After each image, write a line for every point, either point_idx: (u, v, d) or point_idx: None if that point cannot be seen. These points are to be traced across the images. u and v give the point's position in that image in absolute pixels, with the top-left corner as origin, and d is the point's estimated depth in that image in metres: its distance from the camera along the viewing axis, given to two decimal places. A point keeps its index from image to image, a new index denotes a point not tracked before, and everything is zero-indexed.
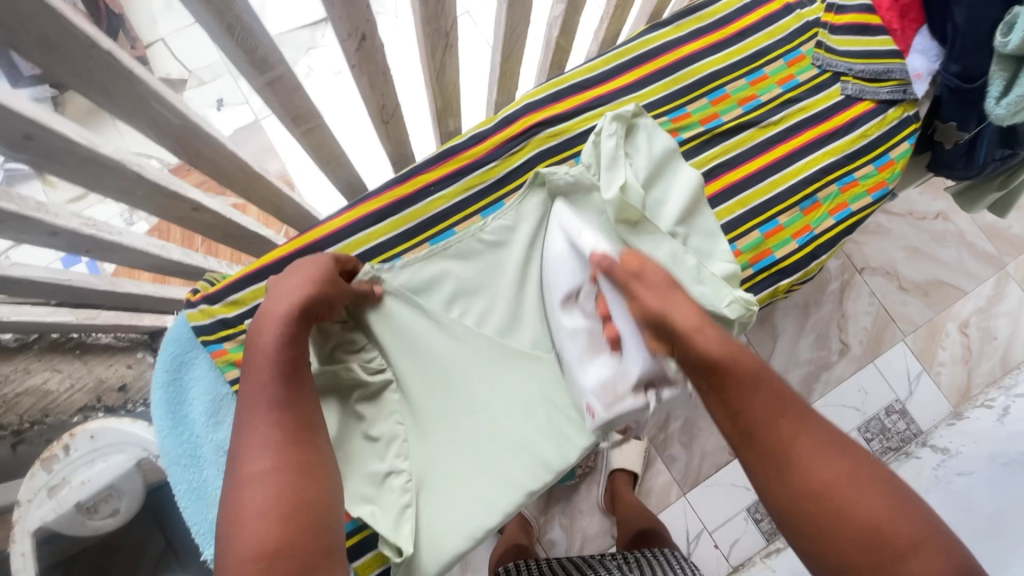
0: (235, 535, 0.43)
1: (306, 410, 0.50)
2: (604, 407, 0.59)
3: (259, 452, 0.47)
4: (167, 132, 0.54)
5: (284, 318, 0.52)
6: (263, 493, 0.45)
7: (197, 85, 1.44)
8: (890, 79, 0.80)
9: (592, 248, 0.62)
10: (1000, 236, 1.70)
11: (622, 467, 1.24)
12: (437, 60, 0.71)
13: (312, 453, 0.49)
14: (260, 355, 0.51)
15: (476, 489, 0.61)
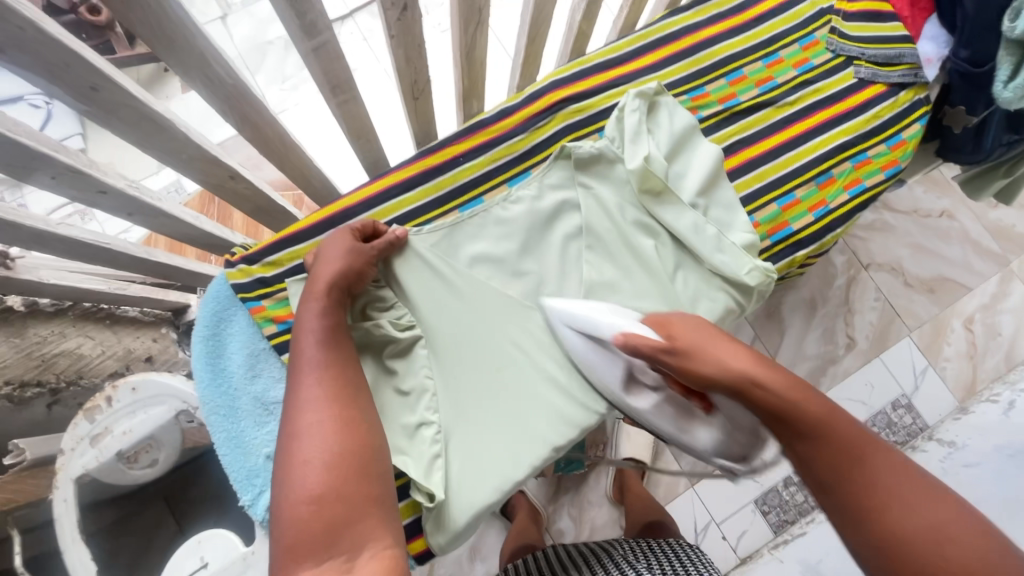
0: (291, 479, 0.44)
1: (348, 373, 0.53)
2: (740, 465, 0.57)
3: (307, 407, 0.49)
4: (217, 90, 0.57)
5: (321, 293, 0.57)
6: (313, 442, 0.46)
7: None
8: (903, 63, 0.83)
9: (612, 326, 0.59)
10: (1003, 234, 1.72)
11: (631, 457, 1.26)
12: (468, 36, 0.73)
13: (358, 409, 0.51)
14: (305, 328, 0.55)
15: (503, 443, 0.63)
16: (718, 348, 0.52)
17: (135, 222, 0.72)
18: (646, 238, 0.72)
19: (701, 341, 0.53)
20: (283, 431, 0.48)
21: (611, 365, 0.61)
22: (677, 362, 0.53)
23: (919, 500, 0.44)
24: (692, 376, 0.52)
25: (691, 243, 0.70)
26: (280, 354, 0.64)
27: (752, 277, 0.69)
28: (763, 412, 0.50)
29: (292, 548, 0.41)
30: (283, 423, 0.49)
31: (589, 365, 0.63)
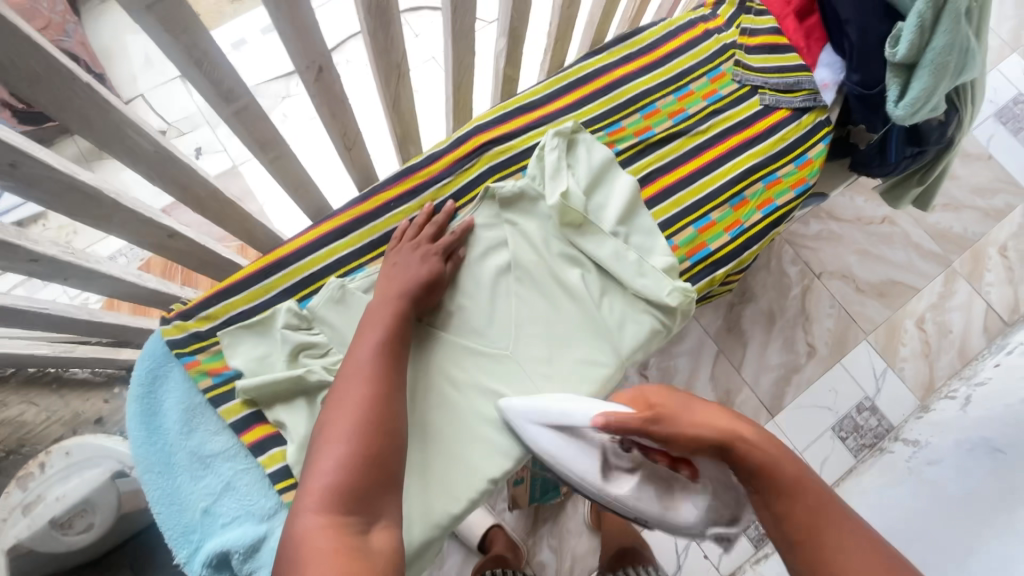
0: (334, 436, 0.52)
1: (397, 365, 0.60)
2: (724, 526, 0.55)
3: (356, 385, 0.56)
4: (140, 157, 0.60)
5: (400, 290, 0.66)
6: (352, 416, 0.53)
7: (175, 136, 1.51)
8: (802, 89, 0.90)
9: (590, 412, 0.58)
10: (942, 235, 1.81)
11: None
12: (391, 89, 0.78)
13: (395, 398, 0.57)
14: (374, 320, 0.63)
15: (438, 479, 0.64)
16: (687, 409, 0.50)
17: (73, 286, 0.73)
18: (572, 269, 0.75)
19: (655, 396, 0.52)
20: (342, 391, 0.56)
21: (586, 456, 0.61)
22: (660, 430, 0.49)
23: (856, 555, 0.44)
24: (680, 442, 0.49)
25: (614, 270, 0.75)
26: (216, 407, 0.64)
27: (673, 298, 0.73)
28: (742, 471, 0.48)
29: (313, 499, 0.48)
30: (342, 383, 0.56)
31: (567, 460, 0.62)
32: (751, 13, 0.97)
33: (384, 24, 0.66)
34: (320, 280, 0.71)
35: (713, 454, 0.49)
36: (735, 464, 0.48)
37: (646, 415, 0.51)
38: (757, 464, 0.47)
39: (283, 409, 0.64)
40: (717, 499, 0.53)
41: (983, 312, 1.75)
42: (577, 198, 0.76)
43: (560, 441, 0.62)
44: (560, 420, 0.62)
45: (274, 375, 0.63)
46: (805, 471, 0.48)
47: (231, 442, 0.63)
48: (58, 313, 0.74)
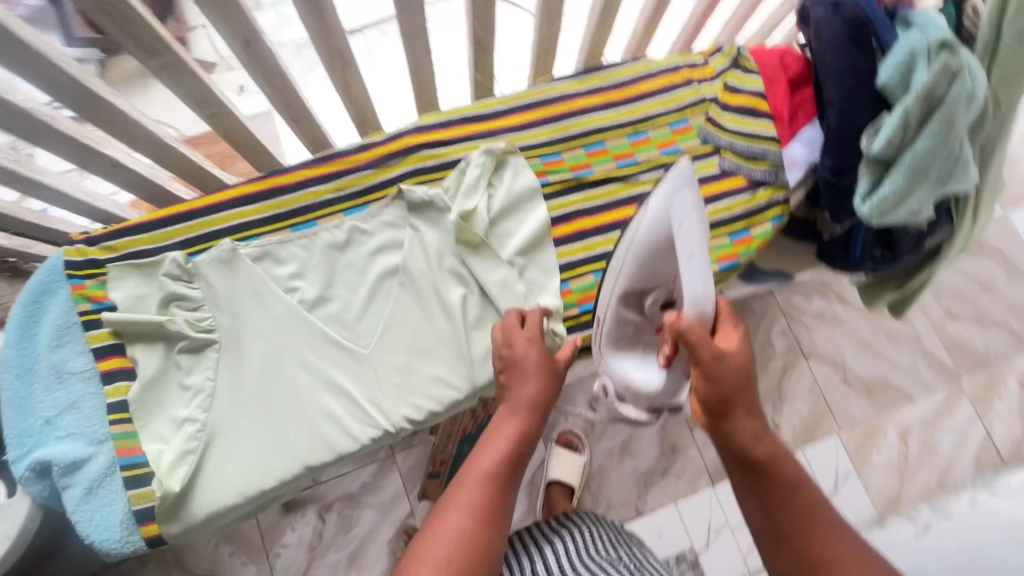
0: (417, 559, 0.52)
1: (503, 500, 0.58)
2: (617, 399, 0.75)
3: (458, 513, 0.55)
4: (60, 89, 0.67)
5: (522, 411, 0.63)
6: (443, 545, 0.53)
7: (223, 69, 1.38)
8: (765, 161, 0.87)
9: (693, 302, 0.60)
10: (959, 349, 1.64)
11: (558, 480, 1.32)
12: (337, 73, 0.80)
13: (492, 535, 0.55)
14: (494, 443, 0.61)
15: (256, 453, 0.67)
16: (734, 357, 0.61)
17: (18, 192, 0.77)
18: (456, 289, 0.75)
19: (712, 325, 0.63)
20: (438, 511, 0.56)
21: (648, 272, 0.67)
22: (706, 362, 0.59)
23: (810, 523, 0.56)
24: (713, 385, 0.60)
25: (496, 298, 0.75)
26: (85, 330, 0.69)
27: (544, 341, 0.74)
28: (716, 406, 0.61)
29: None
30: (442, 504, 0.57)
31: (656, 262, 0.66)
32: (741, 70, 0.91)
33: (317, 10, 0.67)
34: (217, 238, 0.75)
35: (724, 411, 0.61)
36: (728, 423, 0.61)
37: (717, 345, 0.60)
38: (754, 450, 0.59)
39: (142, 347, 0.69)
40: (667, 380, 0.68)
41: (981, 441, 1.58)
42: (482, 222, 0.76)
43: (667, 243, 0.63)
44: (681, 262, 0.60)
45: (140, 316, 0.68)
46: (781, 451, 0.60)
47: (89, 365, 0.68)
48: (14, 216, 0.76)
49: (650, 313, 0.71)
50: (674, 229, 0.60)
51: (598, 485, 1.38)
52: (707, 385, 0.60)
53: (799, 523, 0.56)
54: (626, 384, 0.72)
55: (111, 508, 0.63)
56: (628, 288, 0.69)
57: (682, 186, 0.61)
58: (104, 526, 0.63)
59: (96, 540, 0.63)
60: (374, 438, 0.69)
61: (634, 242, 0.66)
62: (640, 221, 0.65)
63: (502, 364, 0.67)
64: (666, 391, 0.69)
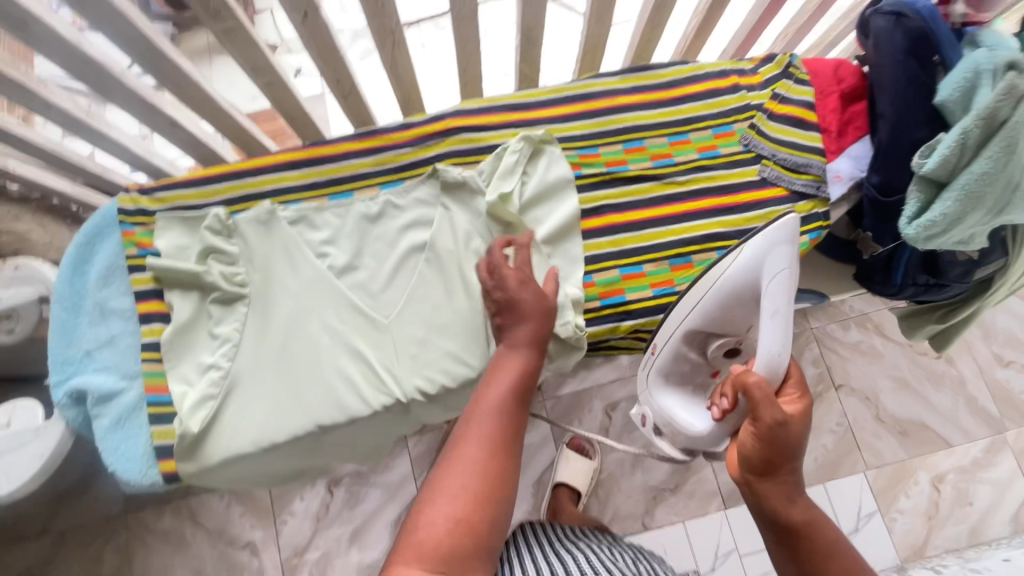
0: (439, 492, 0.53)
1: (515, 425, 0.59)
2: (654, 433, 0.80)
3: (473, 442, 0.56)
4: (131, 45, 0.70)
5: (524, 346, 0.65)
6: (462, 474, 0.54)
7: (286, 52, 1.44)
8: (809, 173, 0.84)
9: (768, 359, 0.63)
10: (1006, 398, 1.54)
11: (565, 481, 1.31)
12: (387, 52, 0.82)
13: (509, 461, 0.56)
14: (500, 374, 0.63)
15: (272, 406, 0.69)
16: (795, 422, 0.61)
17: (86, 142, 0.82)
18: (479, 271, 0.76)
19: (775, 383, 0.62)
20: (451, 446, 0.57)
21: (722, 317, 0.70)
22: (766, 424, 0.60)
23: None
24: (766, 446, 0.61)
25: None
26: (130, 273, 0.73)
27: (562, 329, 0.73)
28: (760, 466, 0.62)
29: (419, 549, 0.49)
30: (453, 439, 0.58)
31: (734, 308, 0.69)
32: (792, 79, 0.88)
33: None
34: (258, 200, 0.78)
35: (767, 470, 0.62)
36: (769, 485, 0.62)
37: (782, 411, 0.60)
38: (790, 516, 0.61)
39: (178, 294, 0.72)
40: (710, 430, 0.71)
41: (1021, 498, 1.47)
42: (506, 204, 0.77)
43: (753, 293, 0.67)
44: (770, 316, 0.64)
45: (178, 264, 0.71)
46: (817, 516, 0.62)
47: (130, 306, 0.72)
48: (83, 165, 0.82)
49: (712, 358, 0.75)
50: (767, 279, 0.64)
51: (606, 493, 1.36)
52: (759, 445, 0.61)
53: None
54: (668, 419, 0.76)
55: (135, 441, 0.67)
56: (699, 329, 0.71)
57: (779, 234, 0.64)
58: (126, 457, 0.66)
59: (117, 469, 0.66)
60: (385, 406, 0.70)
61: (715, 284, 0.69)
62: (728, 264, 0.68)
63: (498, 305, 0.69)
64: (707, 439, 0.71)
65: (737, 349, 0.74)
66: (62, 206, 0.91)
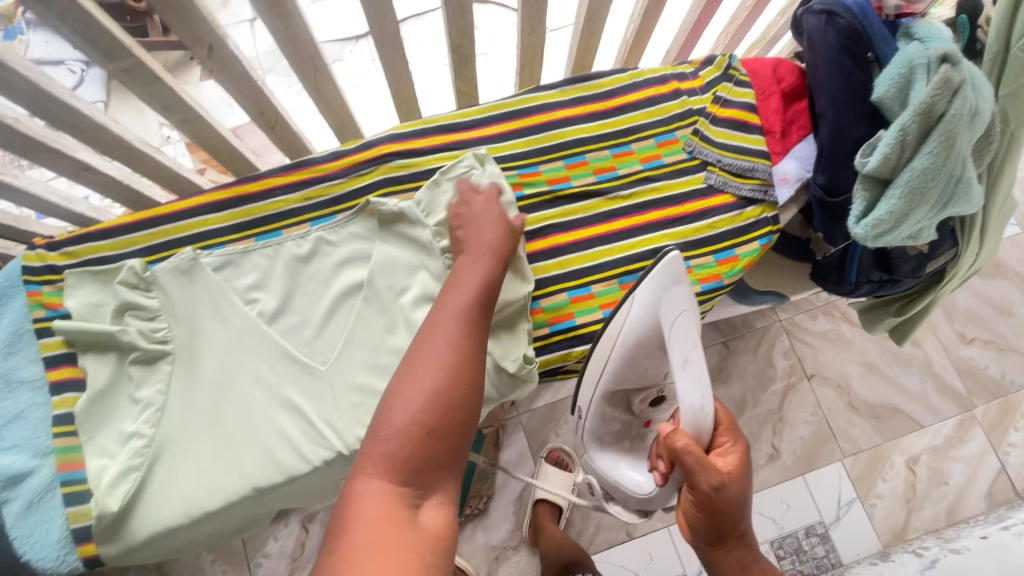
0: (402, 397, 0.51)
1: (480, 332, 0.58)
2: (606, 497, 0.77)
3: (442, 344, 0.54)
4: (18, 94, 0.64)
5: (486, 254, 0.65)
6: (426, 377, 0.52)
7: None
8: (755, 177, 0.81)
9: (689, 415, 0.60)
10: (971, 374, 1.56)
11: (545, 498, 1.28)
12: (309, 80, 0.78)
13: (474, 359, 0.55)
14: (460, 280, 0.61)
15: (203, 471, 0.64)
16: (735, 482, 0.59)
17: None
18: (422, 308, 0.71)
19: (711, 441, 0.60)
20: (415, 351, 0.55)
21: (635, 373, 0.70)
22: (705, 489, 0.58)
23: None
24: (709, 512, 0.59)
25: None
26: (38, 337, 0.67)
27: (512, 364, 0.70)
28: (709, 532, 0.61)
29: (392, 460, 0.48)
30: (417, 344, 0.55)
31: (644, 362, 0.69)
32: (732, 82, 0.87)
33: (282, 16, 0.65)
34: (180, 246, 0.73)
35: (716, 534, 0.61)
36: (722, 548, 0.62)
37: (717, 476, 0.58)
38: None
39: (92, 357, 0.67)
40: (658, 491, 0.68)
41: (994, 473, 1.49)
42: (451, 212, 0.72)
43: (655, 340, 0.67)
44: (681, 369, 0.61)
45: (90, 326, 0.66)
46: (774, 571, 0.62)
47: (39, 374, 0.66)
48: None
49: (638, 410, 0.74)
50: (667, 327, 0.63)
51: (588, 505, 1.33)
52: (703, 511, 0.59)
53: None
54: (614, 480, 0.73)
55: (50, 525, 0.60)
56: (617, 388, 0.71)
57: (666, 276, 0.65)
58: (40, 545, 0.60)
59: (32, 558, 0.60)
60: (327, 461, 0.65)
61: (619, 338, 0.68)
62: (623, 320, 0.68)
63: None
64: (656, 497, 0.69)
65: (659, 397, 0.73)
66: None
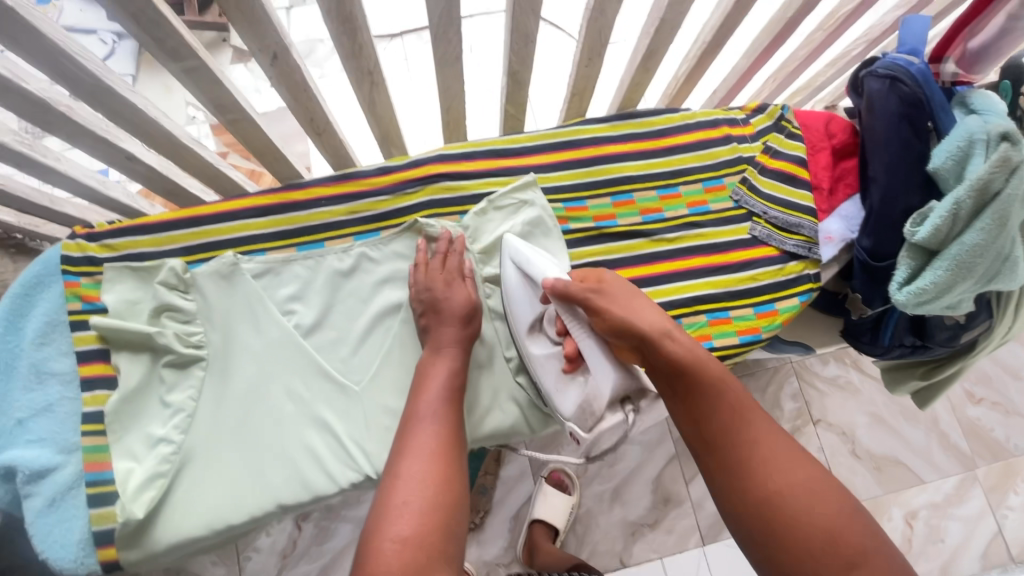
0: (385, 513, 0.49)
1: (453, 434, 0.58)
2: (585, 430, 0.65)
3: (419, 454, 0.54)
4: (78, 86, 0.63)
5: (452, 351, 0.66)
6: (408, 487, 0.51)
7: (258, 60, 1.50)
8: (799, 233, 0.81)
9: (543, 273, 0.68)
10: (977, 435, 1.55)
11: (541, 519, 1.26)
12: (364, 92, 0.77)
13: (451, 463, 0.55)
14: (431, 384, 0.62)
15: (229, 482, 0.63)
16: (619, 291, 0.63)
17: (28, 175, 0.75)
18: None
19: (625, 303, 0.61)
20: (393, 464, 0.54)
21: (529, 305, 0.71)
22: (596, 300, 0.62)
23: (781, 453, 0.51)
24: (607, 320, 0.61)
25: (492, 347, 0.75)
26: (72, 330, 0.66)
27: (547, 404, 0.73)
28: (657, 361, 0.58)
29: None
30: (394, 455, 0.55)
31: (516, 300, 0.72)
32: (783, 133, 0.87)
33: (351, 31, 0.65)
34: (220, 250, 0.72)
35: (632, 343, 0.60)
36: (647, 348, 0.58)
37: (592, 285, 0.64)
38: (675, 364, 0.56)
39: (126, 356, 0.65)
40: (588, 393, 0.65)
41: (989, 535, 1.48)
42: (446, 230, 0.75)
43: (519, 283, 0.72)
44: (525, 267, 0.71)
45: (127, 325, 0.65)
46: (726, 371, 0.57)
47: (71, 368, 0.65)
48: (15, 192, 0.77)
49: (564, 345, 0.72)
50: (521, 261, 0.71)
51: (584, 530, 1.32)
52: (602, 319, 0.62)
53: (755, 442, 0.52)
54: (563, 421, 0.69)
55: (72, 524, 0.60)
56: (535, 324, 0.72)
57: (506, 245, 0.75)
58: (59, 543, 0.59)
59: (49, 557, 0.60)
60: (354, 482, 0.65)
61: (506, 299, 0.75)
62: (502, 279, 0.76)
63: (421, 307, 0.69)
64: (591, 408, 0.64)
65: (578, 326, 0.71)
66: (6, 236, 0.89)
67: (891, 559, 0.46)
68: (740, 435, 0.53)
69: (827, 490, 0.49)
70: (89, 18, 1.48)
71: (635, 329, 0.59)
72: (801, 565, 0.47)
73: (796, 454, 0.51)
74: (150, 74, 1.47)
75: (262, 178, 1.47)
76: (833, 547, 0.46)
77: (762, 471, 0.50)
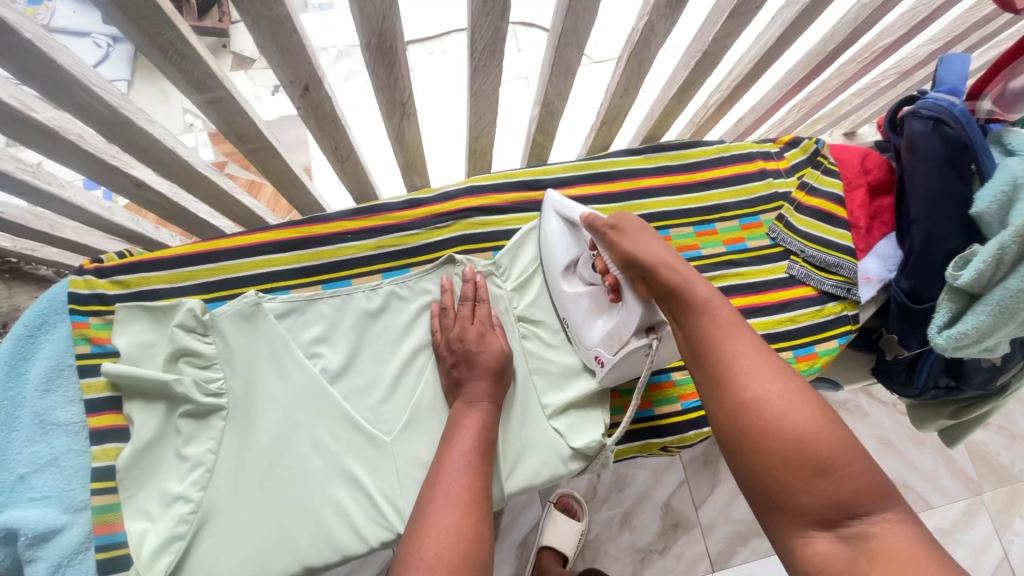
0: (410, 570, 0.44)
1: (486, 489, 0.53)
2: (610, 354, 0.62)
3: (449, 508, 0.50)
4: (94, 116, 0.59)
5: (484, 401, 0.62)
6: (436, 544, 0.46)
7: (261, 68, 1.45)
8: (838, 273, 0.79)
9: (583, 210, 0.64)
10: (982, 459, 1.46)
11: (550, 546, 1.12)
12: (394, 123, 0.74)
13: (483, 520, 0.50)
14: (463, 436, 0.58)
15: (250, 540, 0.59)
16: (632, 221, 0.59)
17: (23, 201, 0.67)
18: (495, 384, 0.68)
19: (635, 234, 0.57)
20: (418, 518, 0.50)
21: (568, 247, 0.68)
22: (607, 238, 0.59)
23: (766, 372, 0.46)
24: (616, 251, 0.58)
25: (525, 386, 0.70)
26: (80, 376, 0.61)
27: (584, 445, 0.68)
28: (660, 292, 0.54)
29: None
30: (420, 509, 0.51)
31: (554, 245, 0.69)
32: (819, 169, 0.85)
33: (389, 63, 0.62)
34: (243, 287, 0.68)
35: (637, 275, 0.56)
36: (649, 276, 0.54)
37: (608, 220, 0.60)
38: (668, 286, 0.53)
39: (140, 406, 0.61)
40: (621, 322, 0.61)
41: (997, 561, 1.36)
42: (468, 266, 0.71)
43: (559, 231, 0.69)
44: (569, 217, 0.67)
45: (142, 372, 0.60)
46: (720, 295, 0.52)
47: (78, 417, 0.60)
48: (9, 219, 0.70)
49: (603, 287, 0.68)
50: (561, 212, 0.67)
51: (593, 556, 1.16)
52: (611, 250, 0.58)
53: (738, 360, 0.47)
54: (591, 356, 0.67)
55: None
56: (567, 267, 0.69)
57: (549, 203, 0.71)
58: None
59: None
60: (385, 542, 0.61)
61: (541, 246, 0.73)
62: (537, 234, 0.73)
63: (454, 358, 0.65)
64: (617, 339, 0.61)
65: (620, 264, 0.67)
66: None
67: (869, 470, 0.41)
68: (725, 355, 0.48)
69: (808, 404, 0.44)
70: (82, 19, 1.40)
71: (635, 257, 0.55)
72: (773, 473, 0.43)
73: (778, 369, 0.46)
74: (145, 78, 1.42)
75: (261, 189, 1.40)
76: (813, 459, 0.41)
77: (744, 388, 0.46)
